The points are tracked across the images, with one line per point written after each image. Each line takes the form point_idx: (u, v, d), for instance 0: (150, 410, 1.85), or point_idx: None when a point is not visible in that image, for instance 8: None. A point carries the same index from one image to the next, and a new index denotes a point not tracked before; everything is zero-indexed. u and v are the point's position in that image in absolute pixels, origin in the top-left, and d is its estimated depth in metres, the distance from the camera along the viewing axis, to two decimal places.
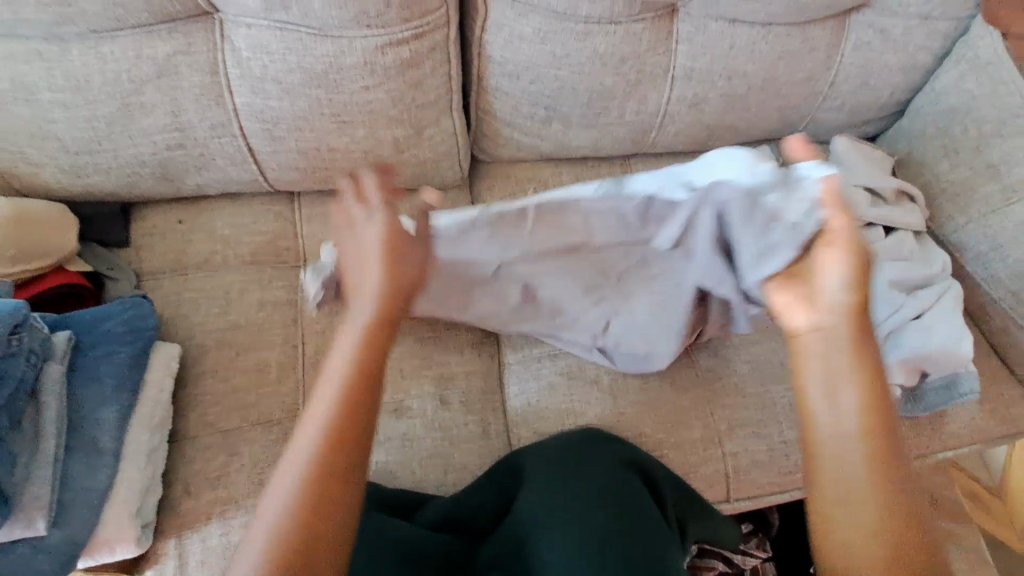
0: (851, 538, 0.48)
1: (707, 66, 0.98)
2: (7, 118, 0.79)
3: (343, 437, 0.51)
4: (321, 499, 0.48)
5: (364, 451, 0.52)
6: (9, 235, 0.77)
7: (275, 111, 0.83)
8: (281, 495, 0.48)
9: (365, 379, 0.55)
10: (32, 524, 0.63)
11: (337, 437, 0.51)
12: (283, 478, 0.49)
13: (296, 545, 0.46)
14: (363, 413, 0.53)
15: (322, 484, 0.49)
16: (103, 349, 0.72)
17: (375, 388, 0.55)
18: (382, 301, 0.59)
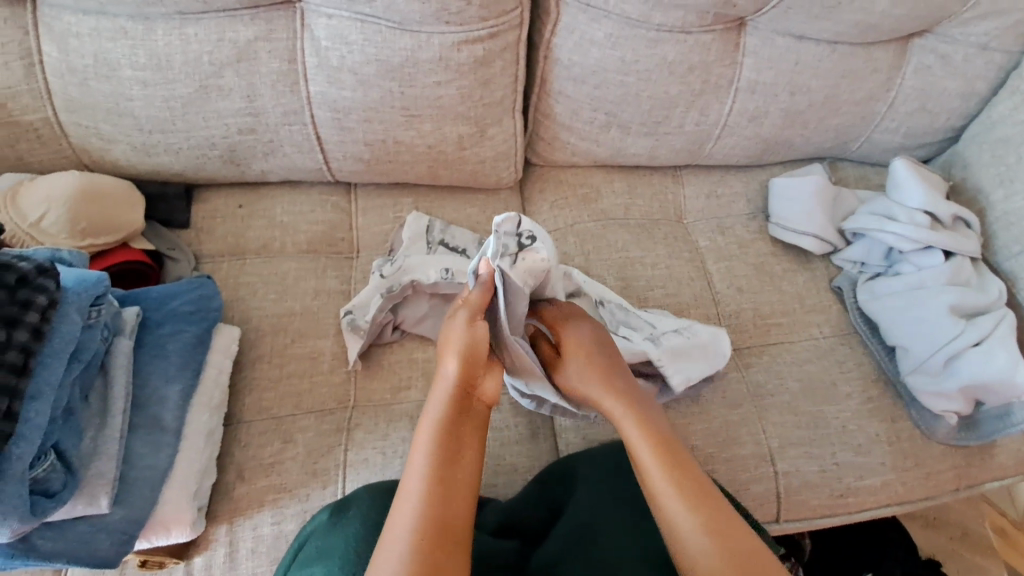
0: (696, 559, 0.61)
1: (770, 80, 0.98)
2: (87, 93, 0.80)
3: (445, 495, 0.62)
4: (442, 531, 0.60)
5: (457, 478, 0.64)
6: (84, 209, 0.78)
7: (348, 101, 0.84)
8: (400, 539, 0.59)
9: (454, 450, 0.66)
10: (95, 501, 0.60)
11: (439, 490, 0.62)
12: (403, 514, 0.61)
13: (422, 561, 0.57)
14: (451, 465, 0.65)
15: (431, 512, 0.61)
16: (172, 327, 0.73)
17: (463, 444, 0.67)
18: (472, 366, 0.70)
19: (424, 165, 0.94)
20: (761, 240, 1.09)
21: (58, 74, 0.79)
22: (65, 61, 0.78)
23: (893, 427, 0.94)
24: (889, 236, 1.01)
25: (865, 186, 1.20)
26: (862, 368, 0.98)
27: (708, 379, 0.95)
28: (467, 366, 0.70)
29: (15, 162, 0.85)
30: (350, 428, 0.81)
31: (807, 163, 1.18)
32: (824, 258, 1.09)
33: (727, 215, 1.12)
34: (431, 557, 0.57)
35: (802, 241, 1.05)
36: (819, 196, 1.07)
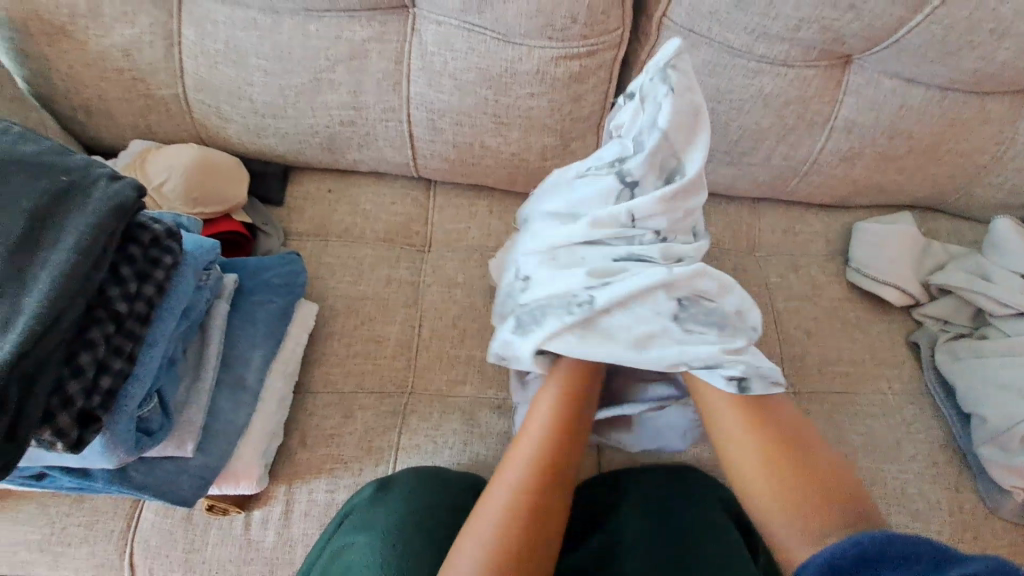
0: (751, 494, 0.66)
1: (869, 123, 0.94)
2: (213, 75, 0.88)
3: (529, 507, 0.62)
4: (529, 521, 0.61)
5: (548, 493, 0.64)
6: (199, 180, 0.86)
7: (444, 104, 0.88)
8: (478, 539, 0.59)
9: (545, 495, 0.64)
10: (183, 445, 0.66)
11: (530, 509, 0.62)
12: (490, 508, 0.62)
13: (500, 546, 0.59)
14: (545, 492, 0.64)
15: (517, 511, 0.62)
16: (262, 297, 0.79)
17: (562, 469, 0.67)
18: (558, 433, 0.70)
19: (505, 171, 0.97)
20: (836, 284, 1.06)
21: (192, 55, 0.87)
22: (200, 44, 0.86)
23: (957, 497, 0.89)
24: (980, 298, 0.95)
25: (956, 242, 1.14)
26: (931, 432, 0.93)
27: None
28: (553, 426, 0.70)
29: (145, 129, 0.94)
30: (406, 413, 0.85)
31: (896, 210, 1.13)
32: (903, 310, 1.04)
33: (803, 254, 1.08)
34: (507, 551, 0.58)
35: (881, 290, 1.01)
36: (904, 247, 1.03)
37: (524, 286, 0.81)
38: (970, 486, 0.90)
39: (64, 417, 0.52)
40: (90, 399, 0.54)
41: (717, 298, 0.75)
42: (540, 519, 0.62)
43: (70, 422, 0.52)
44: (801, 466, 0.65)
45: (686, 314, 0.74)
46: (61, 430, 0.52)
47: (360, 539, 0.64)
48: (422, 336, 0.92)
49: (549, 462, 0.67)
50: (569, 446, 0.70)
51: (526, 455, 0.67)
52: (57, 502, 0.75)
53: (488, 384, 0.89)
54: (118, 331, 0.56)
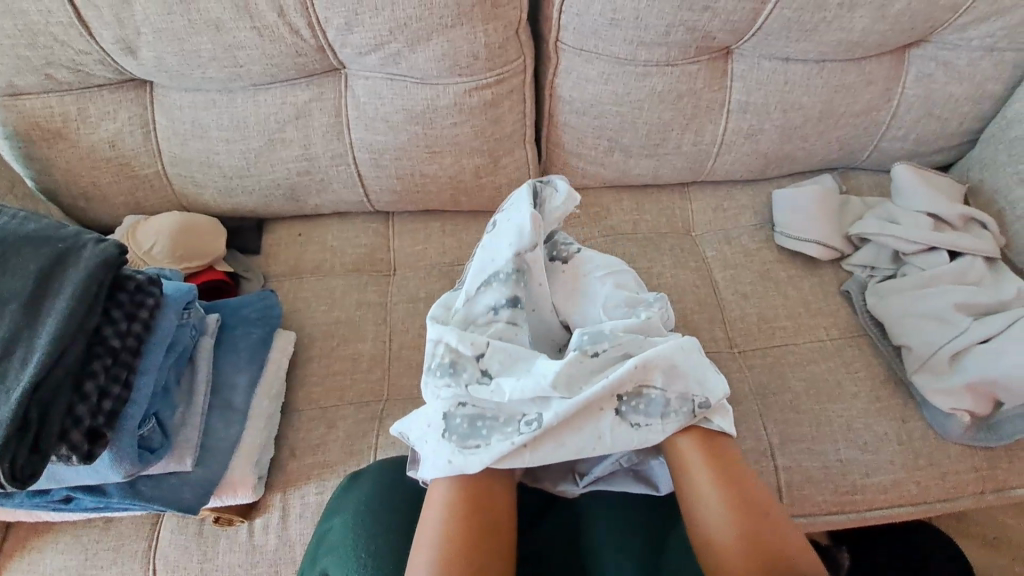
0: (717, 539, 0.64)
1: (760, 101, 1.05)
2: (185, 151, 1.03)
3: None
4: (468, 563, 0.62)
5: (489, 536, 0.65)
6: (181, 240, 1.00)
7: (382, 144, 1.01)
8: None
9: (482, 539, 0.65)
10: (182, 460, 0.77)
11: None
12: (420, 550, 0.64)
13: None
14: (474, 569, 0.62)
15: (453, 553, 0.63)
16: (243, 329, 0.91)
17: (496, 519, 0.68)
18: (492, 485, 0.71)
19: (448, 193, 1.09)
20: (767, 249, 1.14)
21: (166, 137, 1.03)
22: (172, 127, 1.02)
23: (903, 426, 0.94)
24: (890, 239, 1.04)
25: (879, 195, 1.22)
26: (871, 369, 1.00)
27: None
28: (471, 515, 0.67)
29: (135, 205, 1.09)
30: (382, 417, 0.95)
31: (816, 174, 1.23)
32: (833, 264, 1.12)
33: (734, 227, 1.18)
34: None
35: (806, 247, 1.10)
36: (820, 206, 1.12)
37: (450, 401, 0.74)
38: (916, 415, 0.95)
39: (76, 434, 0.64)
40: (96, 418, 0.66)
41: (664, 390, 0.73)
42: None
43: (81, 437, 0.64)
44: (754, 510, 0.65)
45: (629, 406, 0.72)
46: (75, 443, 0.64)
47: (338, 521, 0.73)
48: (392, 348, 1.02)
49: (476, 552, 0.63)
50: (492, 507, 0.69)
51: (436, 532, 0.65)
52: (87, 531, 0.86)
53: None
54: (115, 363, 0.68)
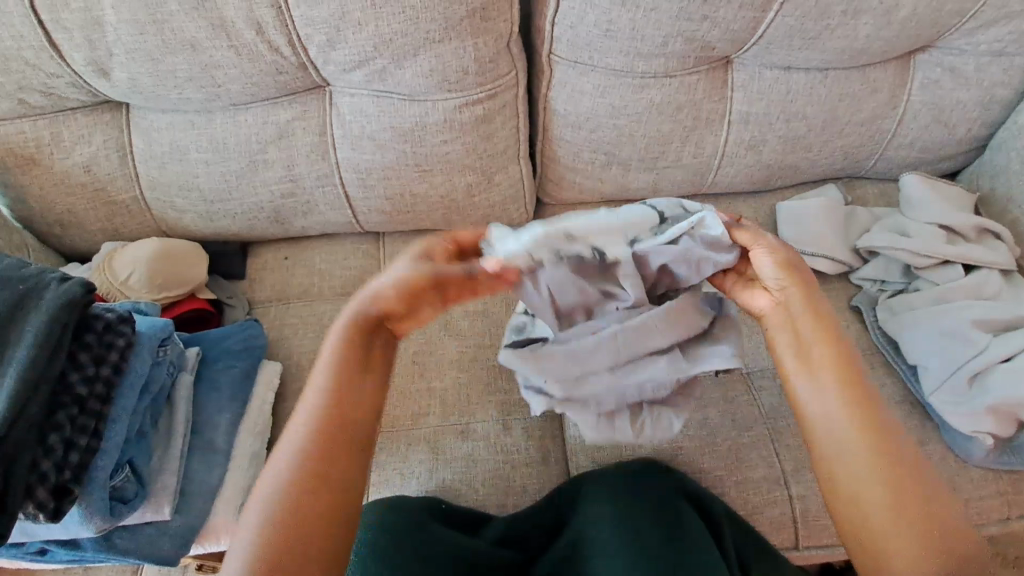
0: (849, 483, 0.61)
1: (762, 111, 1.02)
2: (164, 174, 0.98)
3: (308, 501, 0.58)
4: (314, 484, 0.59)
5: (346, 453, 0.62)
6: (159, 268, 0.95)
7: (369, 163, 0.97)
8: (258, 507, 0.58)
9: (331, 442, 0.62)
10: (160, 509, 0.71)
11: (314, 475, 0.59)
12: (271, 474, 0.59)
13: (286, 517, 0.57)
14: (321, 467, 0.60)
15: (302, 472, 0.59)
16: (225, 363, 0.85)
17: (354, 412, 0.64)
18: (348, 365, 0.65)
19: (440, 213, 1.05)
20: None
21: (143, 160, 0.98)
22: (149, 150, 0.97)
23: (922, 450, 0.89)
24: (903, 253, 1.00)
25: (885, 204, 1.18)
26: (886, 389, 0.95)
27: (717, 402, 0.95)
28: (331, 382, 0.64)
29: (113, 232, 1.05)
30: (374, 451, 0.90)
31: (820, 184, 1.19)
32: (841, 277, 1.08)
33: None
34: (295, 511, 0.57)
35: (813, 261, 1.06)
36: (827, 218, 1.07)
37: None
38: (935, 437, 0.91)
39: (41, 492, 0.60)
40: (62, 473, 0.61)
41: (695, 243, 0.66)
42: (308, 496, 0.58)
43: (46, 495, 0.60)
44: (895, 446, 0.61)
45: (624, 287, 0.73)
46: (40, 502, 0.60)
47: None
48: None
49: (318, 429, 0.62)
50: (352, 399, 0.64)
51: (287, 459, 0.60)
52: None
53: (449, 412, 0.94)
54: (82, 412, 0.64)
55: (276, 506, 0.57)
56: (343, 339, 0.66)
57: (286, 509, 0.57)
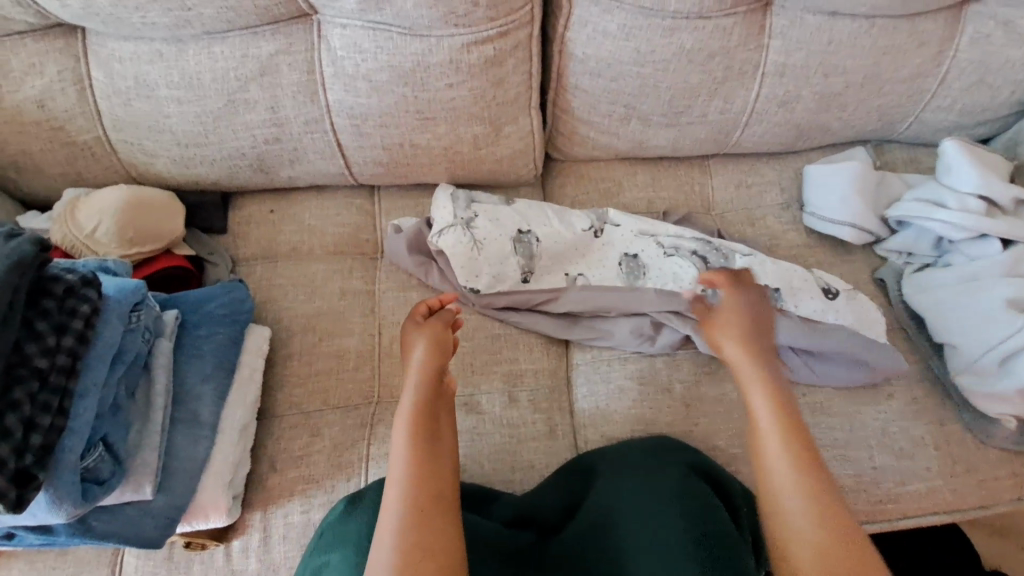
0: (792, 536, 0.62)
1: (800, 63, 0.93)
2: (130, 112, 0.87)
3: (430, 487, 0.66)
4: (427, 492, 0.65)
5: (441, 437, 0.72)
6: (130, 220, 0.85)
7: (365, 109, 0.87)
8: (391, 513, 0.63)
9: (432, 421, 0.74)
10: (140, 488, 0.65)
11: (429, 468, 0.68)
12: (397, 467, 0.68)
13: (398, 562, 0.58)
14: (436, 461, 0.69)
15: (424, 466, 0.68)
16: (207, 330, 0.78)
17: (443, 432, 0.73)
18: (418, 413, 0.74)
19: (442, 166, 0.95)
20: (794, 232, 1.04)
21: (105, 95, 0.86)
22: (111, 84, 0.85)
23: (940, 430, 0.88)
24: (937, 225, 0.94)
25: (914, 170, 1.12)
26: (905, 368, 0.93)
27: (735, 377, 0.90)
28: (424, 375, 0.78)
29: (75, 178, 0.93)
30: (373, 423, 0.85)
31: (847, 147, 1.11)
32: (865, 249, 1.03)
33: (757, 206, 1.07)
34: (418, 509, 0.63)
35: (840, 231, 1.00)
36: (858, 185, 1.00)
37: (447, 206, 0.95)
38: (953, 419, 0.89)
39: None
40: (23, 458, 0.54)
41: None
42: (443, 477, 0.68)
43: (5, 484, 0.53)
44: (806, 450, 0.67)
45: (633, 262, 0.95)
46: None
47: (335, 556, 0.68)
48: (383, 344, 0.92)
49: (431, 405, 0.75)
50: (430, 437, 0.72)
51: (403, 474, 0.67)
52: (40, 558, 0.75)
53: (452, 383, 0.89)
54: (43, 388, 0.56)
55: (409, 479, 0.66)
56: (427, 338, 0.82)
57: (418, 490, 0.65)
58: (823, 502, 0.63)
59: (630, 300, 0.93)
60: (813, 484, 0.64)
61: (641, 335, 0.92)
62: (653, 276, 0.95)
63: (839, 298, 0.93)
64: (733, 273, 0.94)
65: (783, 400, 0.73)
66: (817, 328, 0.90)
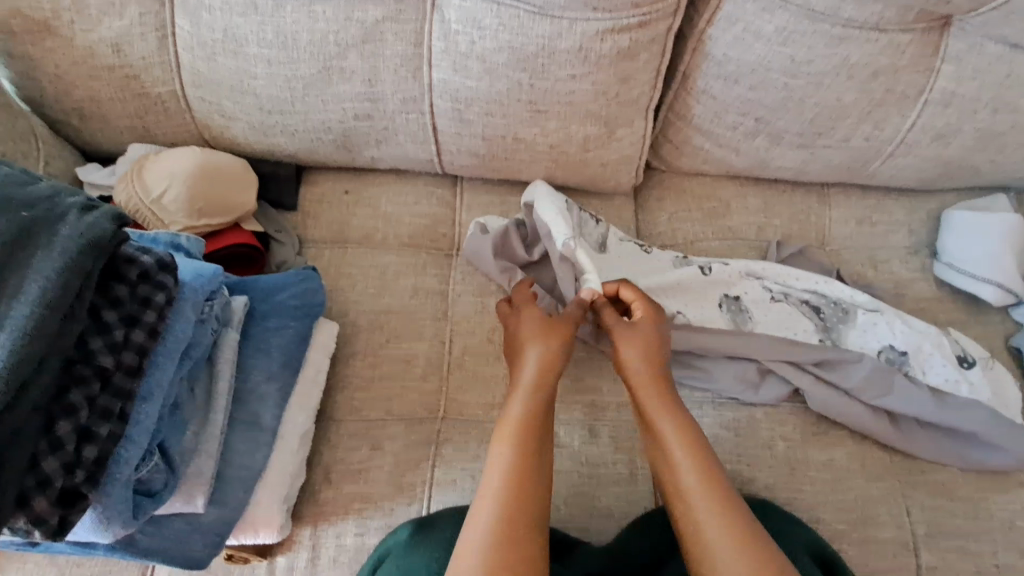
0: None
1: (971, 94, 0.81)
2: (213, 68, 0.78)
3: (527, 504, 0.56)
4: (526, 508, 0.56)
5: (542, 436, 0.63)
6: (200, 189, 0.77)
7: (471, 92, 0.77)
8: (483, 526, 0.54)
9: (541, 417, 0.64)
10: (192, 500, 0.58)
11: (532, 484, 0.58)
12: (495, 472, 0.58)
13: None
14: (538, 473, 0.59)
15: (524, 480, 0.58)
16: (277, 322, 0.70)
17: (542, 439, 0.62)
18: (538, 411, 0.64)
19: (541, 165, 0.85)
20: (921, 282, 0.92)
21: (188, 47, 0.78)
22: (196, 34, 0.76)
23: None
24: None
25: None
26: None
27: (846, 441, 0.80)
28: (540, 377, 0.67)
29: (143, 132, 0.85)
30: (439, 442, 0.77)
31: (989, 192, 0.98)
32: (1000, 311, 0.91)
33: (881, 247, 0.95)
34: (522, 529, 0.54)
35: (982, 289, 0.88)
36: (1011, 240, 0.88)
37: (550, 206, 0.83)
38: None
39: (42, 503, 0.45)
40: (73, 475, 0.47)
41: None
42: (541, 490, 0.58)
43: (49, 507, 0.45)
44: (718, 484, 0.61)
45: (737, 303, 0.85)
46: (39, 517, 0.45)
47: None
48: (453, 353, 0.83)
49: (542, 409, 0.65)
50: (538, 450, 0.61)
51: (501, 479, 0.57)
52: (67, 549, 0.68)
53: None
54: (104, 391, 0.49)
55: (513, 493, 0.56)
56: (546, 327, 0.71)
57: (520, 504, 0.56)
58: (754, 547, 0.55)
59: (735, 345, 0.82)
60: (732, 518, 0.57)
61: (743, 381, 0.82)
62: (762, 320, 0.84)
63: (974, 369, 0.81)
64: (852, 328, 0.83)
65: (692, 432, 0.65)
66: (948, 402, 0.79)
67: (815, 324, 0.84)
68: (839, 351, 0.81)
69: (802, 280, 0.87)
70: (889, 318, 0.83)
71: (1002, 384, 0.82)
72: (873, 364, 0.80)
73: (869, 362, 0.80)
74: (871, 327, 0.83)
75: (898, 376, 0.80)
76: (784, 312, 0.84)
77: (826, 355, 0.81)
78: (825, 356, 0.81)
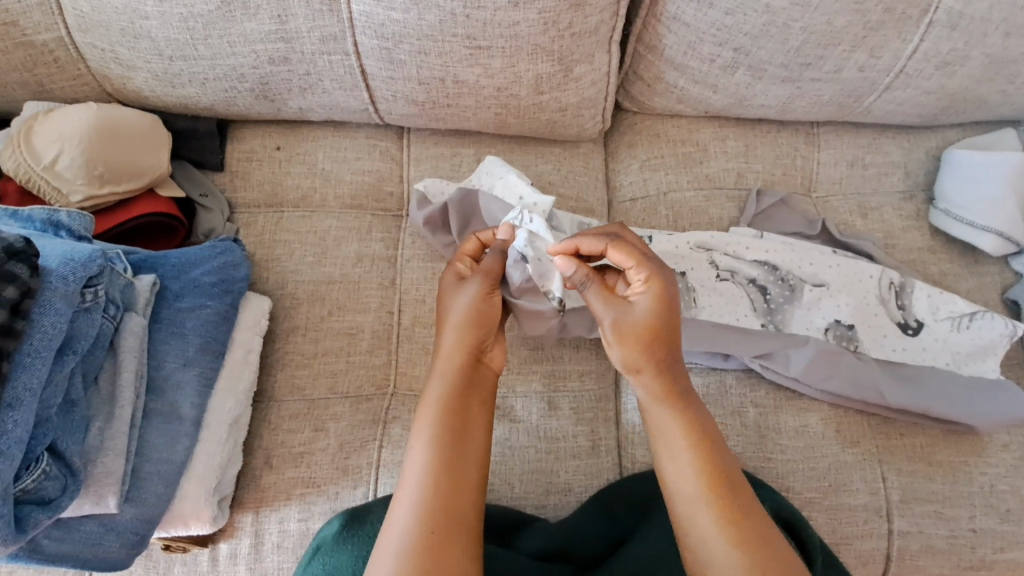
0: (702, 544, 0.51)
1: (983, 11, 0.69)
2: (97, 7, 0.67)
3: (454, 491, 0.53)
4: (448, 504, 0.52)
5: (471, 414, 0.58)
6: (98, 152, 0.69)
7: (400, 26, 0.66)
8: (403, 524, 0.51)
9: (470, 398, 0.59)
10: (104, 501, 0.55)
11: (453, 467, 0.54)
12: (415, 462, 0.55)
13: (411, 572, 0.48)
14: (463, 456, 0.55)
15: (444, 467, 0.54)
16: (191, 302, 0.65)
17: (472, 416, 0.58)
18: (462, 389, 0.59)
19: (491, 111, 0.75)
20: (915, 230, 0.84)
21: None
22: None
23: None
24: None
25: None
26: None
27: (821, 406, 0.75)
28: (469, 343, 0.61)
29: (36, 88, 0.75)
30: (386, 421, 0.70)
31: (996, 126, 0.88)
32: (997, 261, 0.83)
33: (873, 193, 0.86)
34: (434, 525, 0.51)
35: (978, 238, 0.80)
36: (1015, 183, 0.80)
37: (537, 206, 0.72)
38: None
39: None
40: None
41: None
42: (473, 472, 0.55)
43: None
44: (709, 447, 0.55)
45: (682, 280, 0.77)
46: None
47: None
48: (402, 325, 0.75)
49: (463, 395, 0.58)
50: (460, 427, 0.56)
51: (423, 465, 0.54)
52: None
53: None
54: None
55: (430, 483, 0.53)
56: (470, 308, 0.62)
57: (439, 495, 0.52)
58: (745, 533, 0.51)
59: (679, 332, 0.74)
60: (733, 506, 0.52)
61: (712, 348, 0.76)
62: (703, 304, 0.76)
63: (921, 334, 0.77)
64: (795, 311, 0.77)
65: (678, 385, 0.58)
66: (900, 375, 0.74)
67: (757, 307, 0.77)
68: (782, 337, 0.75)
69: (752, 250, 0.79)
70: (834, 293, 0.77)
71: (977, 339, 0.76)
72: (819, 348, 0.74)
73: (814, 346, 0.74)
74: (815, 304, 0.77)
75: (845, 356, 0.74)
76: (728, 291, 0.77)
77: (769, 344, 0.74)
78: (769, 343, 0.74)
